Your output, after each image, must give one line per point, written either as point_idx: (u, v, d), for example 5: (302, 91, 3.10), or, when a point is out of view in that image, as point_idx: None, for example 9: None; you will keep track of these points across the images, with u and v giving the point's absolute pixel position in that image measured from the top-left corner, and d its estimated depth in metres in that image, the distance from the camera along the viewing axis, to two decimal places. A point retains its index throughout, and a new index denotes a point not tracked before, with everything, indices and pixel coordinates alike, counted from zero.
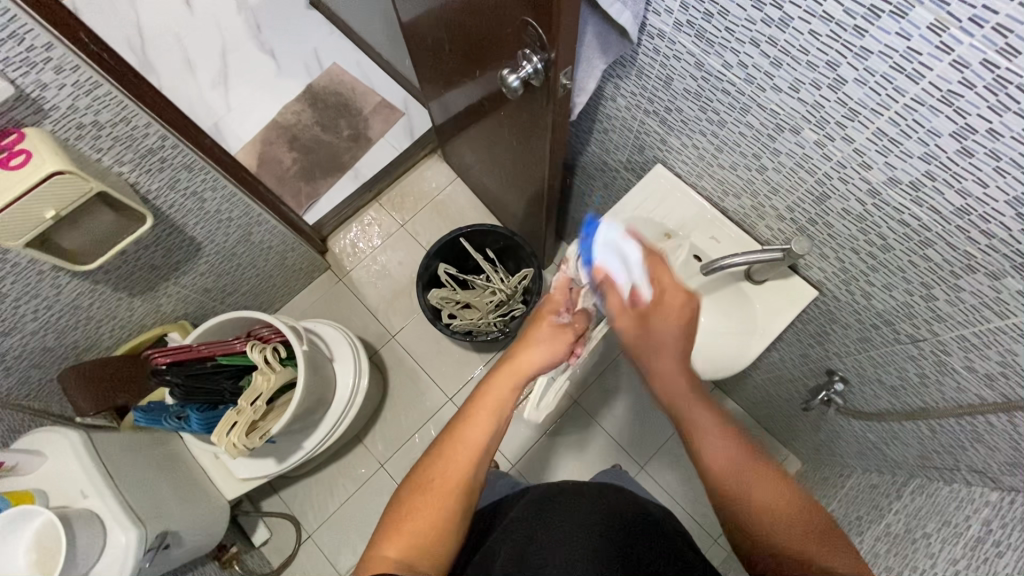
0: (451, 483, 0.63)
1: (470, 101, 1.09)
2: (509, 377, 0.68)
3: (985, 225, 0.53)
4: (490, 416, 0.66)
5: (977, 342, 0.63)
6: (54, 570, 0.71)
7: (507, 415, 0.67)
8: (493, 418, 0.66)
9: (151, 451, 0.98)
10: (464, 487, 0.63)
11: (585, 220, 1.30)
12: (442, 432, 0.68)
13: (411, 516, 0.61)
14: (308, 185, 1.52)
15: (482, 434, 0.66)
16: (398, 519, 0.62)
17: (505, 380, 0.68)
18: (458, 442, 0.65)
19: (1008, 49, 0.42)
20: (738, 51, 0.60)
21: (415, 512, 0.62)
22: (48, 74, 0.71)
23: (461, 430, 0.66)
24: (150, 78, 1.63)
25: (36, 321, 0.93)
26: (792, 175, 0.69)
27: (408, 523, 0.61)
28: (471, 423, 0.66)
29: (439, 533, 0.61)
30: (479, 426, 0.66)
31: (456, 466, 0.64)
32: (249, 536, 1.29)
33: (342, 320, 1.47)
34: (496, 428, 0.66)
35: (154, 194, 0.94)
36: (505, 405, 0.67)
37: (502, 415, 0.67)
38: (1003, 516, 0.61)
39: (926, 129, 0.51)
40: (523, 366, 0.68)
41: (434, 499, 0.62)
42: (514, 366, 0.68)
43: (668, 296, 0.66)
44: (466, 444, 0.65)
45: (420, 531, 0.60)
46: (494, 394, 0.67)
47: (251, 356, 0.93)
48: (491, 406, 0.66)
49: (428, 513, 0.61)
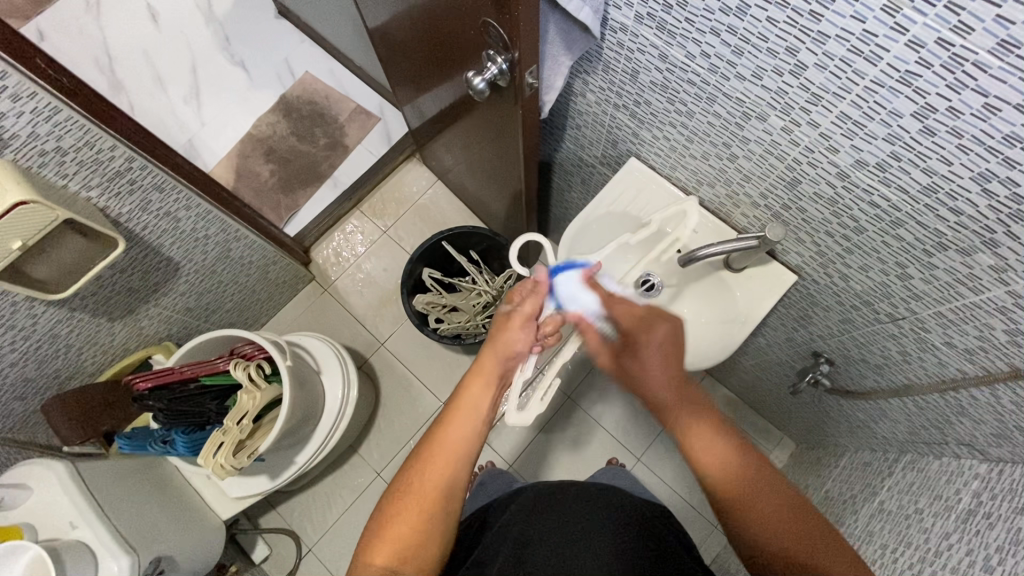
0: (432, 488, 0.62)
1: (442, 104, 1.08)
2: (478, 381, 0.69)
3: (953, 203, 0.53)
4: (465, 419, 0.66)
5: (954, 318, 0.64)
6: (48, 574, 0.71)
7: (484, 418, 0.67)
8: (469, 420, 0.66)
9: (138, 478, 0.97)
10: (447, 490, 0.63)
11: (567, 215, 1.29)
12: (423, 438, 0.67)
13: (394, 520, 0.61)
14: (287, 196, 1.51)
15: (463, 436, 0.66)
16: (383, 524, 0.61)
17: (479, 384, 0.69)
18: (435, 444, 0.65)
19: (961, 27, 0.41)
20: (700, 41, 0.60)
21: (398, 516, 0.61)
22: (5, 102, 0.70)
23: (441, 433, 0.66)
24: (119, 97, 1.61)
25: (14, 352, 0.91)
26: (763, 162, 0.69)
27: (393, 527, 0.60)
28: (450, 425, 0.66)
29: (425, 535, 0.60)
30: (459, 428, 0.66)
31: (436, 469, 0.63)
32: (248, 553, 1.28)
33: (330, 331, 1.46)
34: (473, 430, 0.66)
35: (126, 217, 0.93)
36: (480, 407, 0.68)
37: (477, 417, 0.67)
38: (993, 487, 0.61)
39: (888, 110, 0.51)
40: (489, 369, 0.70)
41: (416, 502, 0.61)
42: (485, 368, 0.70)
43: (636, 331, 0.71)
44: (446, 446, 0.65)
45: (405, 536, 0.60)
46: (467, 399, 0.68)
47: (235, 374, 0.92)
48: (468, 410, 0.67)
49: (412, 516, 0.61)
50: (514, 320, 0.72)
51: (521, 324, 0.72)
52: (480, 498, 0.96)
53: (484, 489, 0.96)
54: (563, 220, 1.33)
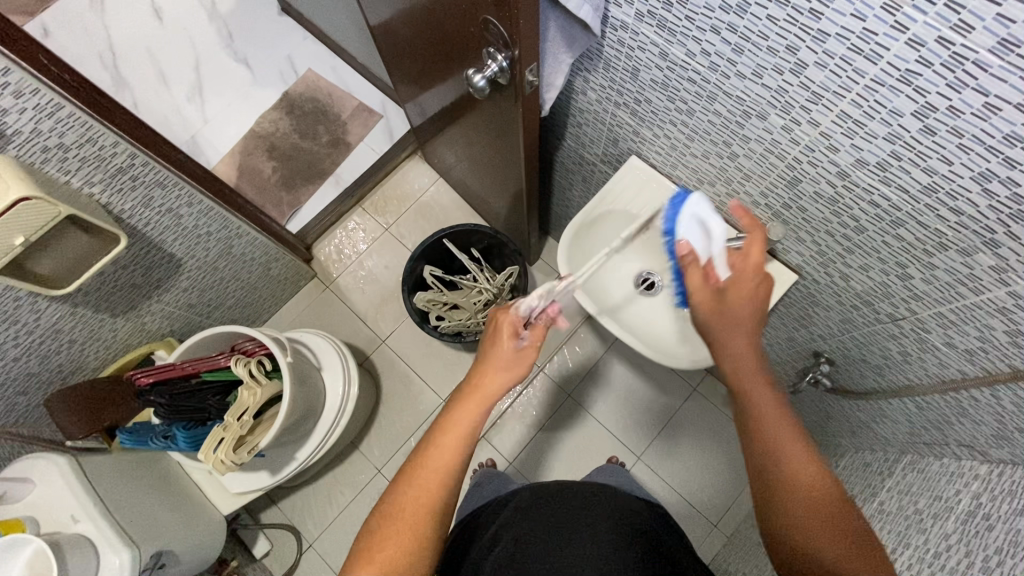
0: (420, 511, 0.61)
1: (444, 101, 1.08)
2: (474, 403, 0.66)
3: (954, 203, 0.53)
4: (458, 444, 0.65)
5: (955, 318, 0.63)
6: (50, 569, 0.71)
7: (475, 440, 0.66)
8: (462, 443, 0.65)
9: (139, 473, 0.97)
10: (435, 513, 0.62)
11: (568, 213, 1.29)
12: (411, 456, 0.66)
13: (383, 544, 0.60)
14: (289, 193, 1.51)
15: (450, 460, 0.64)
16: (371, 547, 0.60)
17: (472, 403, 0.67)
18: (427, 468, 0.63)
19: (962, 26, 0.41)
20: (700, 39, 0.60)
21: (387, 539, 0.60)
22: (8, 99, 0.70)
23: (429, 452, 0.64)
24: (123, 94, 1.61)
25: (18, 347, 0.91)
26: (763, 161, 0.68)
27: (382, 549, 0.60)
28: (440, 449, 0.64)
29: (413, 558, 0.60)
30: (447, 451, 0.64)
31: (427, 493, 0.62)
32: (249, 548, 1.29)
33: (332, 328, 1.46)
34: (463, 451, 0.65)
35: (128, 214, 0.93)
36: (473, 430, 0.66)
37: (470, 440, 0.66)
38: (993, 488, 0.61)
39: (888, 109, 0.51)
40: (486, 392, 0.67)
41: (406, 525, 0.61)
42: (479, 389, 0.67)
43: (748, 276, 0.65)
44: (432, 468, 0.63)
45: (394, 559, 0.59)
46: (457, 420, 0.66)
47: (236, 370, 0.92)
48: (457, 431, 0.65)
49: (401, 539, 0.60)
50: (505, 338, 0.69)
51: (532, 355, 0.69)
52: (479, 496, 0.96)
53: (483, 489, 0.97)
54: (565, 218, 1.33)
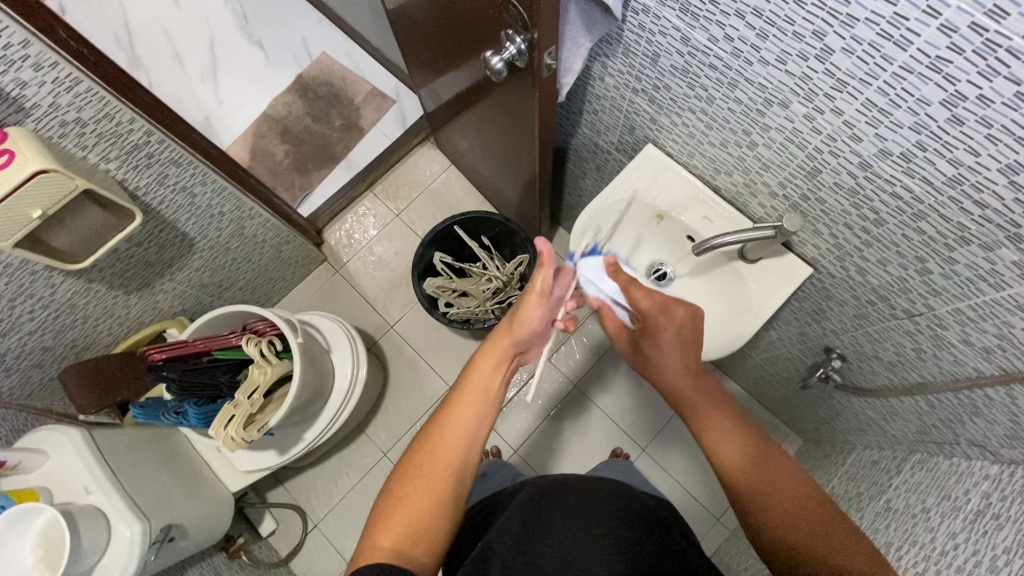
0: (438, 468, 0.63)
1: (459, 87, 1.07)
2: (490, 362, 0.71)
3: (979, 195, 0.52)
4: (476, 400, 0.68)
5: (975, 315, 0.62)
6: (63, 537, 0.72)
7: (497, 395, 0.69)
8: (481, 401, 0.68)
9: (150, 448, 0.98)
10: (454, 473, 0.63)
11: (580, 202, 1.28)
12: (430, 421, 0.68)
13: (403, 504, 0.61)
14: (300, 176, 1.51)
15: (467, 417, 0.66)
16: (392, 508, 0.61)
17: (488, 364, 0.70)
18: (446, 425, 0.66)
19: (996, 11, 0.40)
20: (724, 23, 0.59)
21: (407, 499, 0.61)
22: (27, 71, 0.70)
23: (447, 414, 0.67)
24: (138, 74, 1.62)
25: (34, 321, 0.93)
26: (783, 151, 0.68)
27: (401, 510, 0.60)
28: (457, 406, 0.67)
29: (434, 518, 0.61)
30: (463, 409, 0.67)
31: (446, 451, 0.64)
32: (255, 526, 1.31)
33: (341, 312, 1.47)
34: (483, 412, 0.67)
35: (143, 190, 0.93)
36: (491, 386, 0.69)
37: (489, 399, 0.69)
38: (1003, 488, 0.60)
39: (915, 98, 0.50)
40: (500, 351, 0.71)
41: (425, 486, 0.62)
42: (494, 350, 0.71)
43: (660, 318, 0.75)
44: (450, 427, 0.66)
45: (413, 521, 0.60)
46: (474, 382, 0.69)
47: (247, 349, 0.93)
48: (474, 391, 0.68)
49: (420, 499, 0.61)
50: (531, 296, 0.71)
51: (537, 302, 0.71)
52: (484, 486, 0.96)
53: (490, 477, 0.97)
54: (575, 207, 1.32)
